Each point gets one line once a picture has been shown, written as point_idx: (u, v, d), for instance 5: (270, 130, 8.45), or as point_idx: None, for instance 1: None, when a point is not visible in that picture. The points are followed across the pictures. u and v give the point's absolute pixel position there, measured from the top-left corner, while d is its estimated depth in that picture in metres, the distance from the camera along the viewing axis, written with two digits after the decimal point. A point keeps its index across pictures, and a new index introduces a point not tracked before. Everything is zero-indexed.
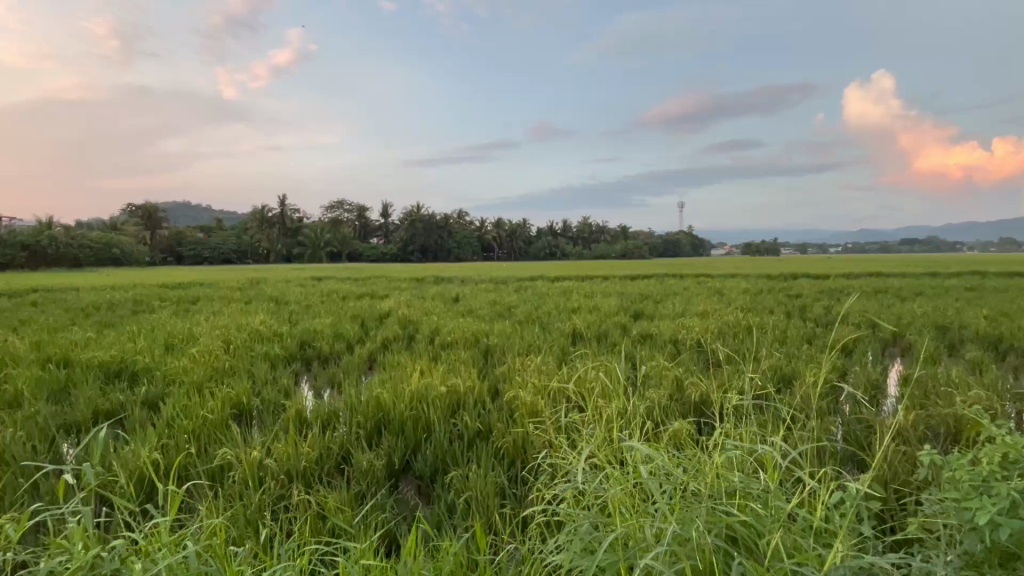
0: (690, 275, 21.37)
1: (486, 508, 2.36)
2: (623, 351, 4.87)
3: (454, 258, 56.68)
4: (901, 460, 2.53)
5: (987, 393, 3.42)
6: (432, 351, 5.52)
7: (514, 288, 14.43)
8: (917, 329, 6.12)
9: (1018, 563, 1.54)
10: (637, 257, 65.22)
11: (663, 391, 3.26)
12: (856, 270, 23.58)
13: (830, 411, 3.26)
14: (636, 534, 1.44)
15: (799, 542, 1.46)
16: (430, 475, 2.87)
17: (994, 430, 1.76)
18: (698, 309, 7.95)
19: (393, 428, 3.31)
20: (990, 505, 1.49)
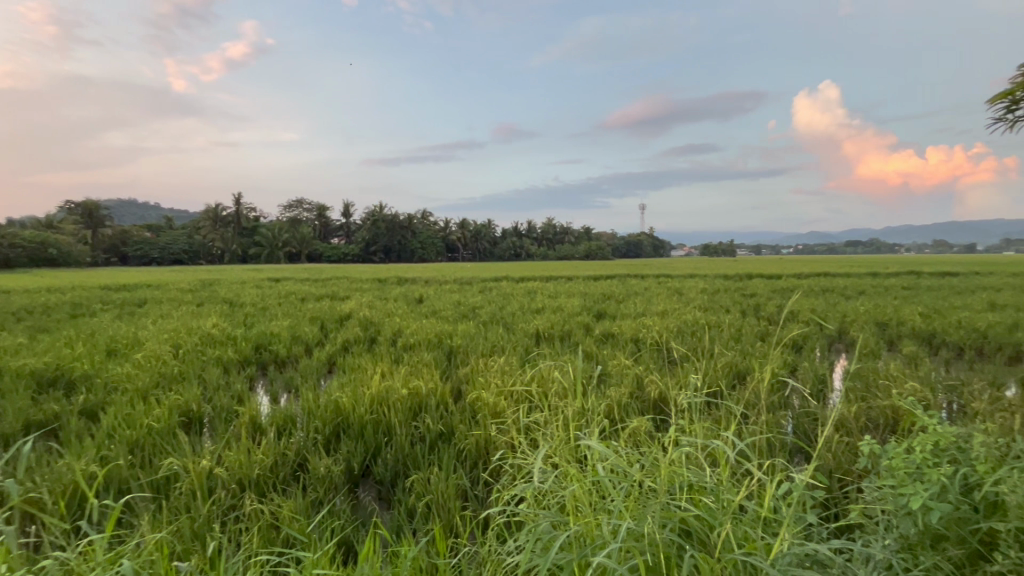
0: (652, 275, 22.33)
1: (448, 510, 2.34)
2: (585, 351, 4.93)
3: (418, 258, 55.94)
4: (844, 450, 2.66)
5: (921, 385, 3.65)
6: (395, 353, 5.44)
7: (478, 288, 14.56)
8: (861, 325, 6.47)
9: (947, 544, 1.65)
10: (600, 258, 66.31)
11: (624, 390, 3.33)
12: (805, 271, 24.72)
13: (779, 405, 3.41)
14: (591, 532, 1.46)
15: (748, 533, 1.52)
16: (391, 480, 2.82)
17: (926, 420, 1.87)
18: (658, 309, 8.13)
19: (352, 433, 3.23)
20: (923, 491, 1.58)
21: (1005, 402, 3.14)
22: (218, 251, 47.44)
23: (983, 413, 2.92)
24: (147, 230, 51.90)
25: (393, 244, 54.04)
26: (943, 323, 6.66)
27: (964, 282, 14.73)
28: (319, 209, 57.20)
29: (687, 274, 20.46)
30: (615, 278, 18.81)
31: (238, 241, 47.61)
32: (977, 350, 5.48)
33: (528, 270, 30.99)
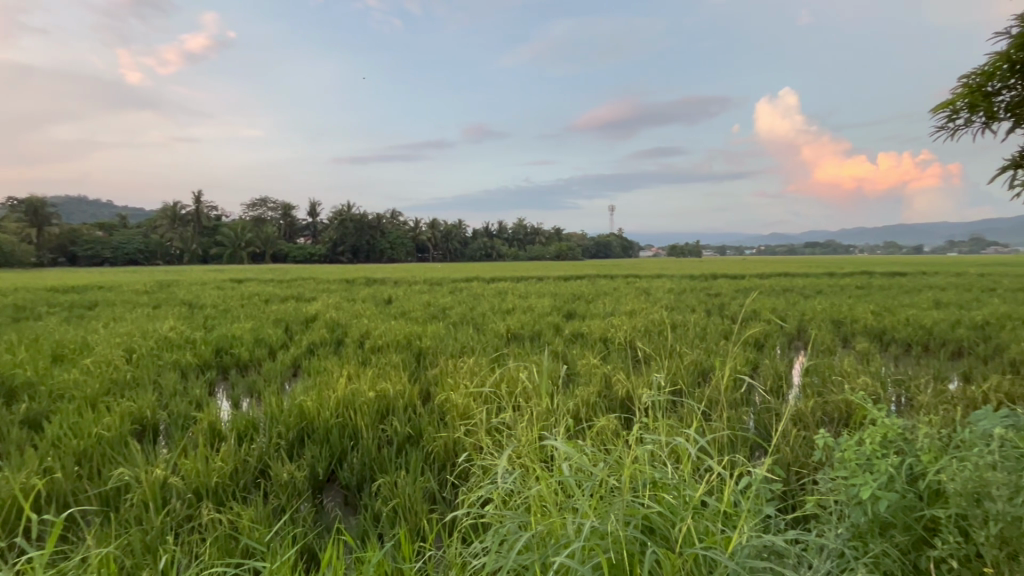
0: (620, 275, 22.66)
1: (414, 514, 2.31)
2: (554, 351, 4.96)
3: (388, 258, 55.13)
4: (801, 443, 2.77)
5: (872, 380, 3.83)
6: (362, 355, 5.34)
7: (448, 289, 14.51)
8: (818, 324, 6.73)
9: (894, 531, 1.73)
10: (570, 258, 66.93)
11: (592, 388, 3.37)
12: (766, 271, 25.57)
13: (741, 401, 3.51)
14: (557, 532, 1.46)
15: (709, 527, 1.55)
16: (357, 485, 2.76)
17: (875, 413, 1.96)
18: (626, 309, 8.25)
19: (317, 437, 3.14)
20: (872, 481, 1.66)
21: (947, 395, 3.33)
22: (176, 250, 45.55)
23: (928, 406, 3.08)
24: (99, 229, 49.33)
25: (362, 244, 53.14)
26: (892, 320, 7.01)
27: (911, 282, 15.40)
28: (284, 208, 55.63)
29: (655, 275, 20.90)
30: (585, 278, 19.00)
31: (198, 241, 45.86)
32: (923, 345, 5.79)
33: (499, 270, 30.95)
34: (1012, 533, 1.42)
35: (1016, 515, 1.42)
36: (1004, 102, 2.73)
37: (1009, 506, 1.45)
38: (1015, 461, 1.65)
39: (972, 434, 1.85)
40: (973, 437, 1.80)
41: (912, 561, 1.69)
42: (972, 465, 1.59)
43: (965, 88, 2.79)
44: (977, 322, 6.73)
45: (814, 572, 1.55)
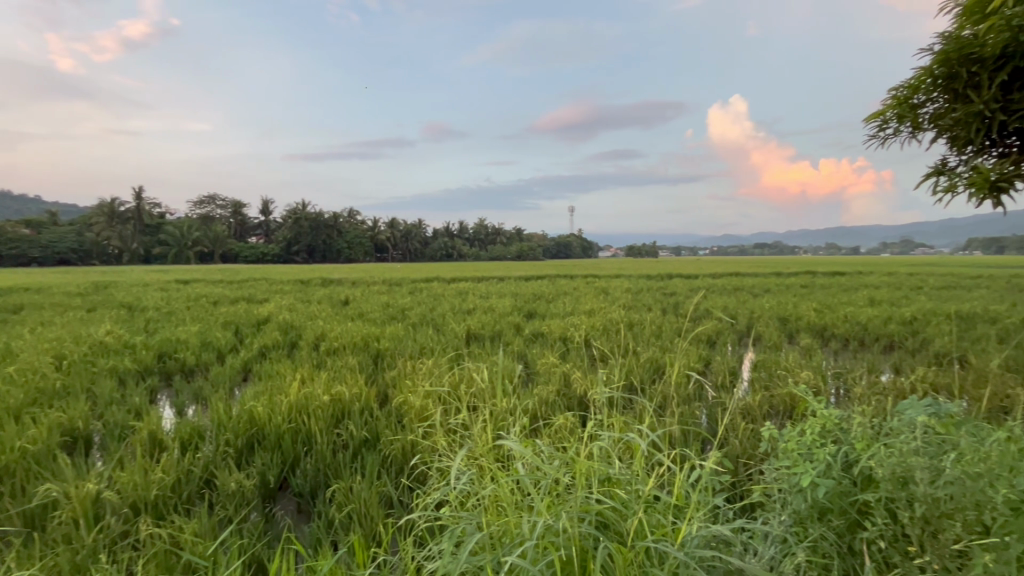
0: (580, 275, 22.93)
1: (370, 519, 2.26)
2: (515, 351, 4.98)
3: (346, 258, 53.75)
4: (748, 436, 2.89)
5: (814, 374, 4.05)
6: (317, 358, 5.18)
7: (409, 289, 14.33)
8: (765, 321, 7.06)
9: (832, 516, 1.82)
10: (530, 258, 67.34)
11: (552, 387, 3.40)
12: (719, 271, 26.55)
13: (694, 397, 3.63)
14: (511, 532, 1.47)
15: (660, 520, 1.59)
16: (310, 493, 2.67)
17: (815, 405, 2.06)
18: (586, 308, 8.36)
19: (267, 444, 3.03)
20: (811, 469, 1.75)
21: (879, 386, 3.57)
22: (115, 250, 42.79)
23: (863, 397, 3.29)
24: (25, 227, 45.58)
25: (319, 244, 51.58)
26: (832, 317, 7.43)
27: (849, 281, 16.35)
28: (234, 206, 53.17)
29: (615, 275, 21.29)
30: (545, 279, 19.08)
31: (139, 240, 43.23)
32: (859, 340, 6.17)
33: (460, 271, 30.76)
34: (933, 513, 1.53)
35: (936, 496, 1.53)
36: (929, 113, 2.90)
37: (930, 488, 1.56)
38: (936, 447, 1.77)
39: (900, 422, 1.98)
40: (900, 425, 1.93)
41: (848, 543, 1.78)
42: (898, 451, 1.70)
43: (895, 99, 2.96)
44: (906, 318, 7.24)
45: (758, 559, 1.61)
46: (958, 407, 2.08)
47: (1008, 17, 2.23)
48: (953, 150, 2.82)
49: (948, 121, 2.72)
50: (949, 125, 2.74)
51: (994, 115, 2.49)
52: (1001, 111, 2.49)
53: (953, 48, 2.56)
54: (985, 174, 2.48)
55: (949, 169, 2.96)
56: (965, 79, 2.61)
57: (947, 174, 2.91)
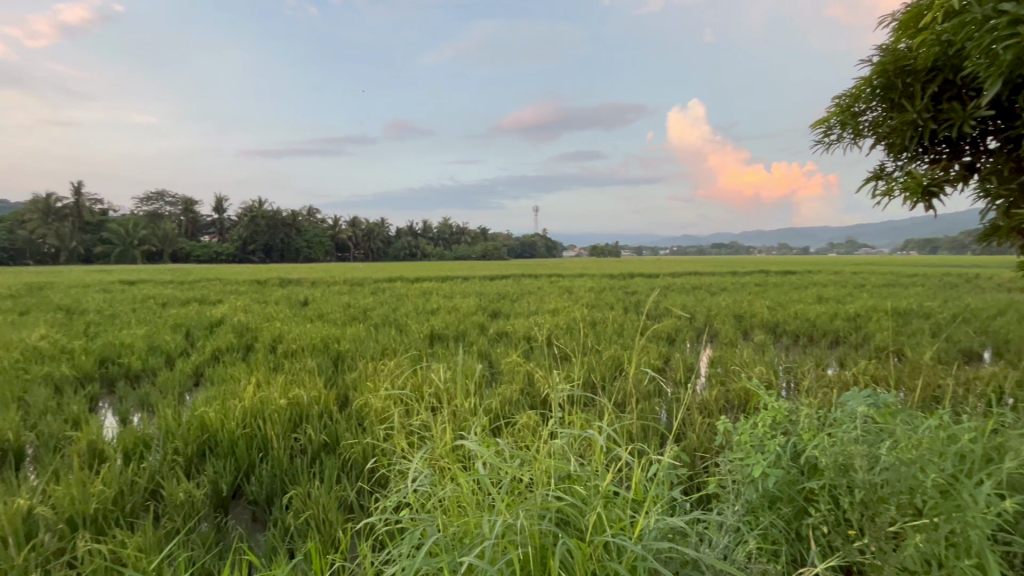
0: (544, 274, 23.05)
1: (328, 525, 2.20)
2: (479, 351, 4.97)
3: (305, 258, 52.21)
4: (705, 429, 2.99)
5: (766, 368, 4.23)
6: (274, 360, 5.01)
7: (371, 288, 14.12)
8: (721, 319, 7.31)
9: (782, 504, 1.90)
10: (495, 258, 67.32)
11: (515, 387, 3.41)
12: (678, 271, 27.30)
13: (654, 393, 3.72)
14: (472, 532, 1.46)
15: (618, 514, 1.62)
16: (266, 500, 2.58)
17: (767, 399, 2.14)
18: (550, 307, 8.42)
19: (220, 451, 2.90)
20: (762, 460, 1.82)
21: (826, 379, 3.76)
22: (51, 249, 40.02)
23: (810, 389, 3.47)
24: None
25: (276, 243, 49.87)
26: (783, 314, 7.77)
27: (798, 280, 17.09)
28: (185, 203, 50.76)
29: (579, 275, 21.56)
30: (511, 279, 19.06)
31: (78, 237, 40.58)
32: (808, 336, 6.49)
33: (424, 270, 30.41)
34: (870, 498, 1.62)
35: (874, 482, 1.62)
36: (868, 121, 2.99)
37: (869, 474, 1.65)
38: (874, 436, 1.88)
39: (842, 413, 2.09)
40: (843, 416, 2.03)
41: (795, 530, 1.85)
42: (840, 440, 1.79)
43: (838, 107, 3.08)
44: (850, 314, 7.66)
45: (712, 548, 1.66)
46: (894, 398, 2.21)
47: (938, 33, 2.39)
48: (889, 157, 2.97)
49: (885, 128, 2.87)
50: (886, 132, 2.88)
51: (926, 125, 2.64)
52: (932, 121, 2.65)
53: (890, 59, 2.72)
54: (918, 180, 2.63)
55: (886, 174, 3.13)
56: (900, 89, 2.75)
57: (885, 179, 3.07)
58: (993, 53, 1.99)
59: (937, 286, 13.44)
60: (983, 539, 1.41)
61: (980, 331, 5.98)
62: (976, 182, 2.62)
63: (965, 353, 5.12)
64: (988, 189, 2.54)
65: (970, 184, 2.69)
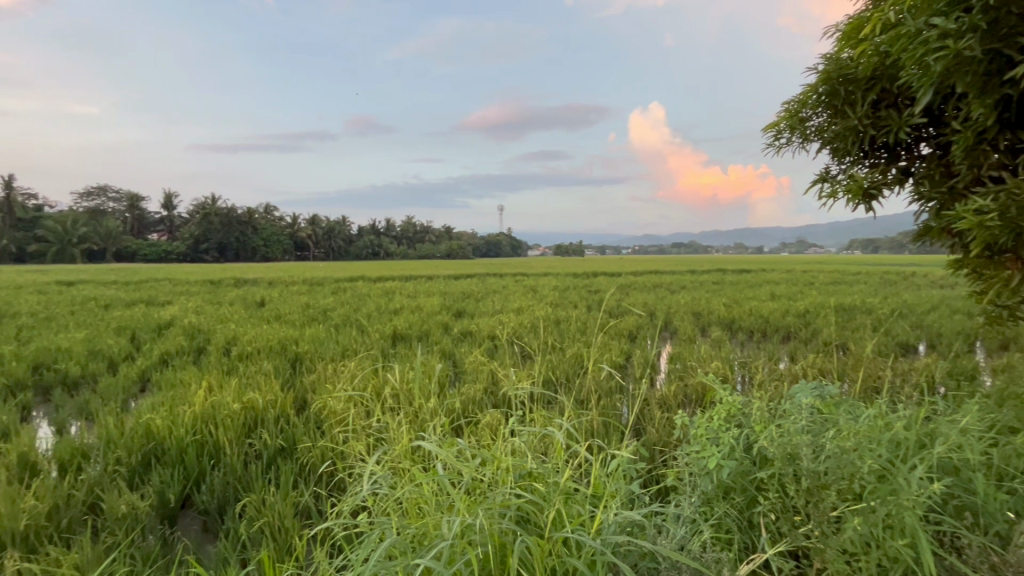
0: (508, 274, 23.06)
1: (283, 533, 2.13)
2: (442, 351, 4.92)
3: (262, 258, 50.39)
4: (664, 424, 3.07)
5: (722, 364, 4.38)
6: (227, 363, 4.82)
7: (333, 288, 13.79)
8: (681, 316, 7.52)
9: (735, 494, 1.97)
10: (460, 257, 66.94)
11: (479, 386, 3.41)
12: (640, 270, 27.90)
13: (616, 390, 3.79)
14: (432, 534, 1.45)
15: (577, 509, 1.64)
16: (218, 510, 2.48)
17: (722, 393, 2.21)
18: (515, 306, 8.45)
19: (167, 460, 2.76)
20: (717, 453, 1.88)
21: (777, 372, 3.93)
22: None
23: (763, 383, 3.61)
24: None
25: (231, 241, 47.89)
26: (738, 311, 8.05)
27: (751, 278, 17.76)
28: (130, 199, 48.07)
29: (543, 274, 21.67)
30: (476, 278, 18.95)
31: (10, 234, 37.70)
32: (762, 332, 6.75)
33: (386, 270, 29.91)
34: (814, 485, 1.69)
35: (817, 470, 1.70)
36: (814, 126, 3.12)
37: (814, 463, 1.73)
38: (819, 426, 1.98)
39: (791, 404, 2.19)
40: (792, 407, 2.13)
41: (747, 518, 1.92)
42: (789, 431, 1.86)
43: (787, 112, 3.21)
44: (800, 311, 8.02)
45: (669, 539, 1.70)
46: (837, 389, 2.33)
47: (876, 44, 2.52)
48: (834, 160, 3.12)
49: (829, 134, 3.01)
50: (830, 137, 3.02)
51: (866, 131, 2.78)
52: (872, 127, 2.79)
53: (834, 68, 2.86)
54: (859, 183, 2.78)
55: (831, 176, 3.28)
56: (843, 96, 2.88)
57: (830, 182, 3.23)
58: (924, 65, 2.12)
59: (878, 284, 14.22)
60: (914, 520, 1.51)
61: (915, 325, 6.39)
62: (910, 186, 2.79)
63: (902, 346, 5.46)
64: (921, 192, 2.70)
65: (905, 187, 2.85)
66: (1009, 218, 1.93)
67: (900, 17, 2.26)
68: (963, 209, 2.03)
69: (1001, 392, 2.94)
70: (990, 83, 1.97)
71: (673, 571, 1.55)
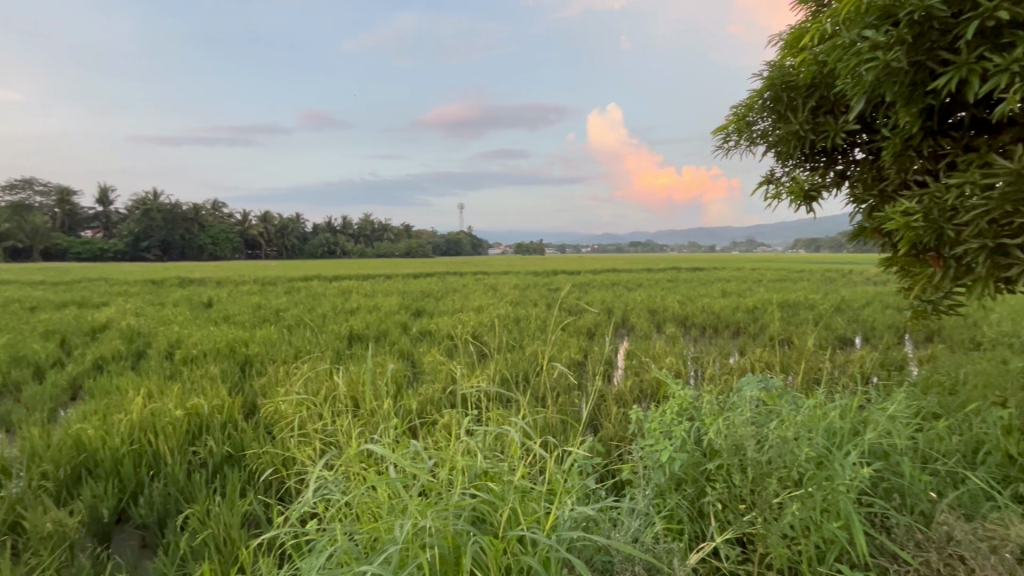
0: (468, 272, 22.86)
1: (229, 544, 2.04)
2: (400, 351, 4.83)
3: (210, 256, 48.04)
4: (620, 419, 3.13)
5: (676, 359, 4.53)
6: (170, 368, 4.56)
7: (286, 288, 13.30)
8: (638, 313, 7.69)
9: (687, 486, 2.02)
10: (419, 256, 66.01)
11: (437, 386, 3.36)
12: (599, 268, 28.36)
13: (573, 387, 3.83)
14: (384, 538, 1.42)
15: (531, 506, 1.64)
16: (158, 523, 2.34)
17: (674, 389, 2.27)
18: (475, 305, 8.42)
19: (100, 472, 2.58)
20: (669, 447, 1.93)
21: (727, 366, 4.10)
22: None
23: (713, 377, 3.75)
24: None
25: (175, 239, 45.39)
26: (691, 307, 8.32)
27: (704, 276, 18.35)
28: (61, 192, 44.71)
29: (503, 273, 21.66)
30: (434, 277, 18.57)
31: None
32: (713, 328, 7.00)
33: (343, 270, 29.13)
34: (758, 473, 1.77)
35: (760, 459, 1.78)
36: (760, 130, 3.25)
37: (758, 453, 1.80)
38: (764, 417, 2.07)
39: (738, 397, 2.27)
40: (739, 399, 2.21)
41: (698, 508, 1.97)
42: (735, 424, 1.93)
43: (735, 116, 3.33)
44: (748, 307, 8.38)
45: (623, 531, 1.72)
46: (781, 382, 2.44)
47: (815, 54, 2.65)
48: (778, 163, 3.27)
49: (774, 138, 3.14)
50: (774, 141, 3.16)
51: (807, 136, 2.92)
52: (811, 132, 2.94)
53: (778, 74, 2.98)
54: (801, 185, 2.92)
55: (776, 178, 3.43)
56: (786, 102, 3.02)
57: (774, 183, 3.37)
58: (856, 75, 2.24)
59: (819, 281, 15.01)
60: (848, 503, 1.60)
61: (852, 319, 6.81)
62: (846, 188, 2.96)
63: (840, 339, 5.80)
64: (856, 194, 2.87)
65: (842, 190, 3.02)
66: (932, 219, 2.08)
67: (836, 28, 2.39)
68: (891, 211, 2.17)
69: (925, 380, 3.17)
70: (915, 93, 2.09)
71: (626, 563, 1.58)
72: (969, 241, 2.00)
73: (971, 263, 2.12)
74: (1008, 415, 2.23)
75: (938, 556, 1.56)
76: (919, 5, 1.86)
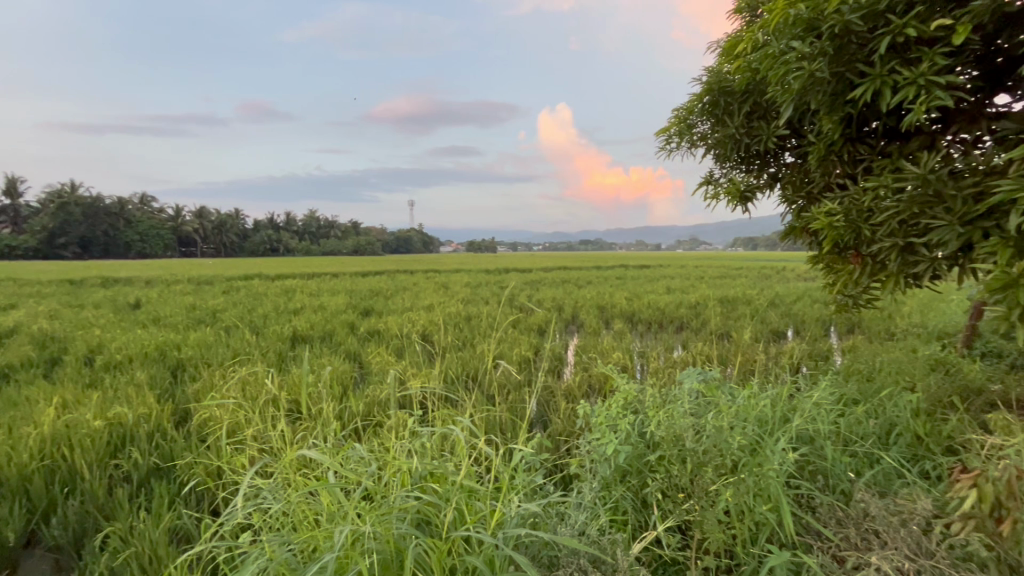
0: (419, 270, 22.50)
1: (155, 562, 1.90)
2: (346, 353, 4.68)
3: (138, 254, 44.69)
4: (569, 413, 3.18)
5: (623, 354, 4.65)
6: (89, 375, 4.19)
7: (223, 287, 12.58)
8: (587, 310, 7.85)
9: (631, 477, 2.07)
10: (368, 253, 64.30)
11: (384, 386, 3.28)
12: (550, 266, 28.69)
13: (524, 384, 3.85)
14: (322, 546, 1.37)
15: (477, 505, 1.62)
16: (74, 545, 2.15)
17: (619, 383, 2.32)
18: (426, 303, 8.30)
19: (4, 492, 2.34)
20: (614, 440, 1.97)
21: (671, 360, 4.25)
22: None
23: (657, 370, 3.88)
24: None
25: (98, 235, 41.94)
26: (638, 304, 8.58)
27: (650, 273, 18.94)
28: None
29: (454, 271, 21.47)
30: (382, 276, 18.08)
31: None
32: (658, 323, 7.26)
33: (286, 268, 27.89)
34: (696, 461, 1.85)
35: (698, 449, 1.85)
36: (700, 132, 3.38)
37: (696, 443, 1.88)
38: (702, 408, 2.16)
39: (679, 390, 2.36)
40: (680, 392, 2.30)
41: (641, 499, 2.03)
42: (675, 415, 2.00)
43: (676, 119, 3.45)
44: (691, 303, 8.73)
45: (570, 525, 1.75)
46: (719, 373, 2.55)
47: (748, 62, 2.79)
48: (716, 165, 3.42)
49: (712, 140, 3.28)
50: (712, 143, 3.30)
51: (741, 139, 3.07)
52: (746, 136, 3.09)
53: (715, 80, 3.11)
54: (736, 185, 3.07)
55: (715, 179, 3.59)
56: (722, 107, 3.15)
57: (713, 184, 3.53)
58: (785, 83, 2.36)
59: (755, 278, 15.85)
60: (777, 486, 1.70)
61: (784, 313, 7.25)
62: (778, 190, 3.14)
63: (773, 333, 6.15)
64: (787, 195, 3.05)
65: (774, 191, 3.20)
66: (852, 219, 2.24)
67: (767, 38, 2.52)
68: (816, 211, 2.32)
69: (847, 369, 3.42)
70: (835, 102, 2.23)
71: (572, 557, 1.60)
72: (882, 241, 2.16)
73: (885, 260, 2.29)
74: (916, 399, 2.44)
75: (855, 531, 1.68)
76: (839, 19, 1.98)
